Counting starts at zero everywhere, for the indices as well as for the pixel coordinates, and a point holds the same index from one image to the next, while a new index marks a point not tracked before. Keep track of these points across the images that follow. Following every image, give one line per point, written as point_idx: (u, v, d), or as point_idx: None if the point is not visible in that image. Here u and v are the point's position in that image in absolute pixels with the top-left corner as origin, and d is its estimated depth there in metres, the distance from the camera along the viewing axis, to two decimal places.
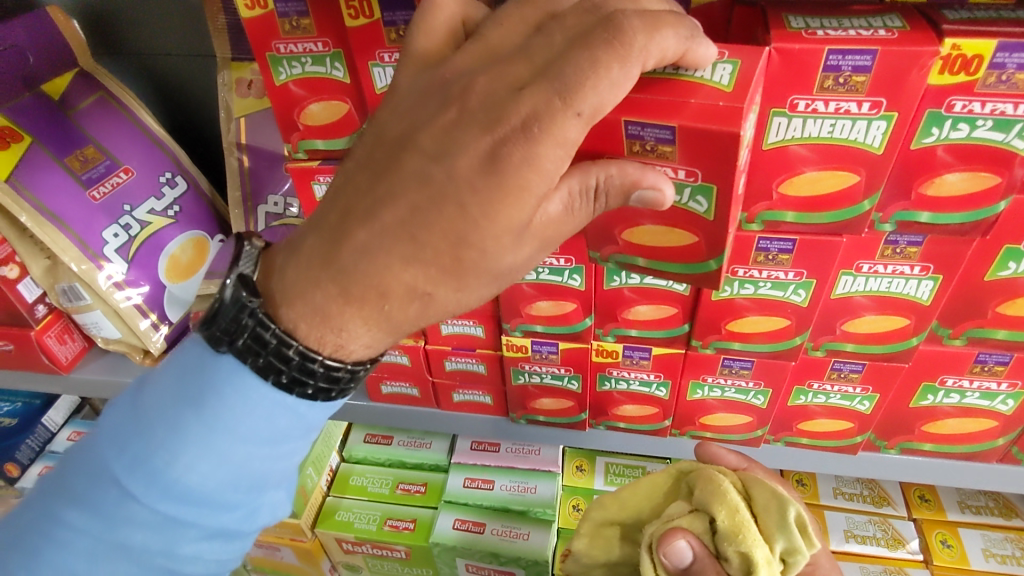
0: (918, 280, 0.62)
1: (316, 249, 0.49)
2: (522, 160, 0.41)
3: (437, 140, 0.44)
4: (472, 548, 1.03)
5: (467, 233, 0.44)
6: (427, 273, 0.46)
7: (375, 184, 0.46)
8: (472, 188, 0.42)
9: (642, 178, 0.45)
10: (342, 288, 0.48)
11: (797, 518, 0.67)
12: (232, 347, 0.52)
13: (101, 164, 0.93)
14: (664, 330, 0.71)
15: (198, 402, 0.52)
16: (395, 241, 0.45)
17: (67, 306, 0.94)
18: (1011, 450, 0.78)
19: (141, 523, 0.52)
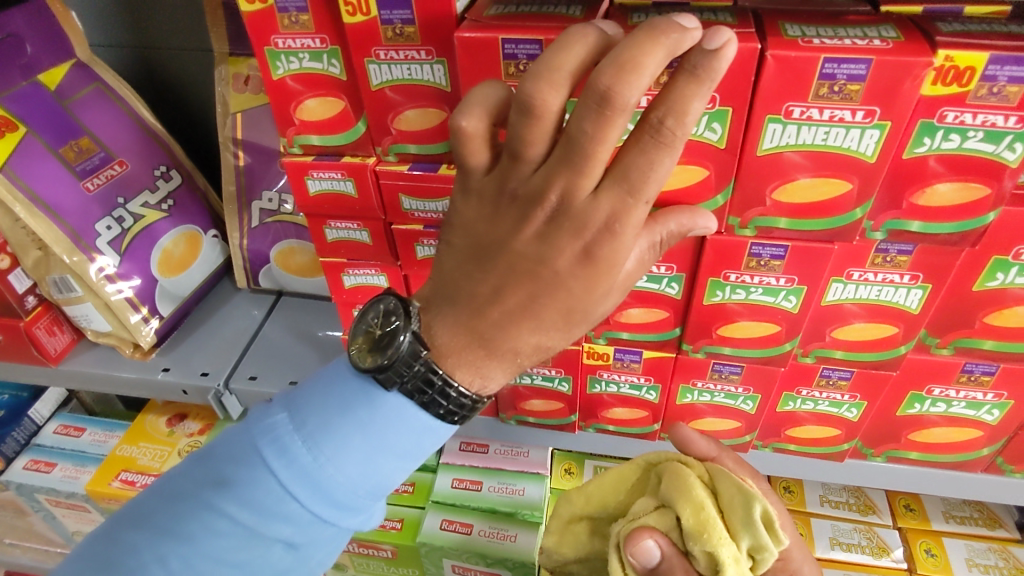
0: (908, 288, 0.63)
1: (448, 341, 0.52)
2: (614, 247, 0.47)
3: (531, 245, 0.48)
4: (459, 549, 1.03)
5: (578, 306, 0.49)
6: (552, 337, 0.51)
7: (480, 281, 0.50)
8: (579, 275, 0.48)
9: (694, 226, 0.53)
10: (488, 350, 0.51)
11: (763, 514, 0.67)
12: (402, 388, 0.53)
13: (95, 155, 0.93)
14: (655, 334, 0.72)
15: (360, 413, 0.53)
16: (519, 326, 0.50)
17: (57, 297, 0.93)
18: (996, 461, 0.79)
19: (290, 522, 0.53)
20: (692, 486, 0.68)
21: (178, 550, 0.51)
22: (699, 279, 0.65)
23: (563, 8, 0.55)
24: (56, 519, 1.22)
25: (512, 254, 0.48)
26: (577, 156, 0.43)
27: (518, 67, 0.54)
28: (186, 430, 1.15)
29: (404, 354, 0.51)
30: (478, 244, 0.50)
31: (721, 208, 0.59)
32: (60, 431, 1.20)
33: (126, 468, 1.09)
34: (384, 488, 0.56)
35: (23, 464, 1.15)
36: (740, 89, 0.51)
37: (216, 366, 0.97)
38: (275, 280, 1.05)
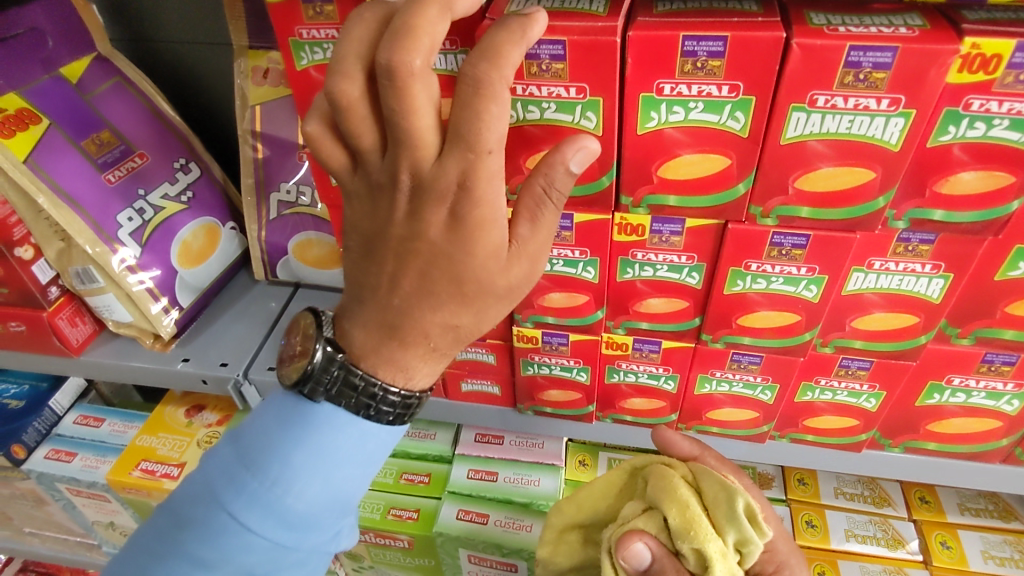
0: (929, 278, 0.63)
1: (361, 344, 0.55)
2: (475, 205, 0.47)
3: (403, 225, 0.50)
4: (475, 539, 1.03)
5: (463, 273, 0.50)
6: (452, 310, 0.52)
7: (373, 275, 0.53)
8: (455, 242, 0.49)
9: (567, 155, 0.49)
10: (400, 340, 0.53)
11: (746, 507, 0.68)
12: (327, 395, 0.56)
13: (116, 148, 0.94)
14: (675, 323, 0.72)
15: (298, 438, 0.56)
16: (426, 308, 0.52)
17: (79, 289, 0.94)
18: (1015, 451, 0.79)
19: (252, 552, 0.55)
20: (674, 486, 0.69)
21: None
22: (720, 268, 0.65)
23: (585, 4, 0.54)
24: (76, 508, 1.23)
25: (399, 242, 0.51)
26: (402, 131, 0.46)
27: (541, 67, 0.54)
28: (204, 421, 1.16)
29: (337, 365, 0.55)
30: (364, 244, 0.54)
31: (743, 198, 0.59)
32: (81, 422, 1.22)
33: (145, 457, 1.11)
34: (341, 500, 0.59)
35: (46, 454, 1.17)
36: (765, 78, 0.52)
37: (234, 357, 0.98)
38: (293, 272, 1.05)
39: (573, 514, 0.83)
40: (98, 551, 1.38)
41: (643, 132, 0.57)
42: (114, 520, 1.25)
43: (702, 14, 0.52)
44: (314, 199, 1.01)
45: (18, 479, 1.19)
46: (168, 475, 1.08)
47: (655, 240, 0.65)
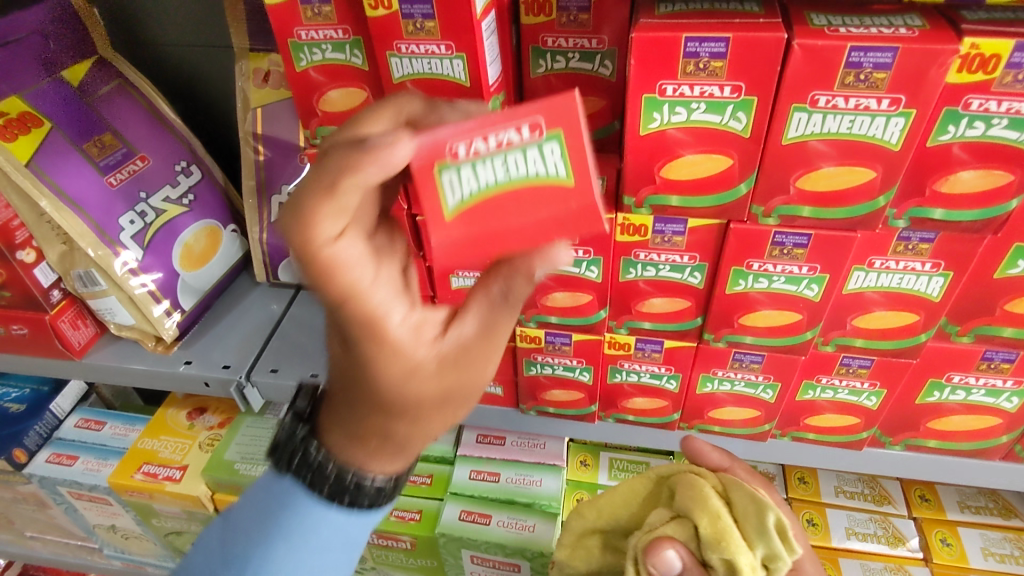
0: (929, 276, 0.64)
1: (336, 451, 0.54)
2: (356, 336, 0.46)
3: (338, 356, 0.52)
4: (477, 539, 1.03)
5: (372, 389, 0.48)
6: (379, 415, 0.51)
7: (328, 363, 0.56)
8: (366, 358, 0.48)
9: (524, 265, 0.48)
10: (349, 432, 0.53)
11: (777, 522, 0.68)
12: (292, 471, 0.55)
13: (118, 151, 0.94)
14: (677, 323, 0.73)
15: (279, 525, 0.54)
16: (375, 418, 0.51)
17: (82, 291, 0.94)
18: (1015, 448, 0.79)
19: None
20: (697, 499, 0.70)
21: None
22: (721, 268, 0.65)
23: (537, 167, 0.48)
24: (78, 511, 1.23)
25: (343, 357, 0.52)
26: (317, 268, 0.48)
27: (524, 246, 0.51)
28: (205, 423, 1.16)
29: (298, 439, 0.56)
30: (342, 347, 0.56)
31: (744, 198, 0.59)
32: (83, 425, 1.22)
33: (147, 460, 1.11)
34: None
35: (48, 458, 1.17)
36: (766, 78, 0.52)
37: (236, 360, 0.99)
38: (294, 273, 1.06)
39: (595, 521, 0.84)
40: (100, 554, 1.38)
41: (645, 132, 0.57)
42: (116, 524, 1.25)
43: (705, 16, 0.52)
44: None
45: (21, 483, 1.19)
46: (170, 478, 1.08)
47: (658, 239, 0.65)
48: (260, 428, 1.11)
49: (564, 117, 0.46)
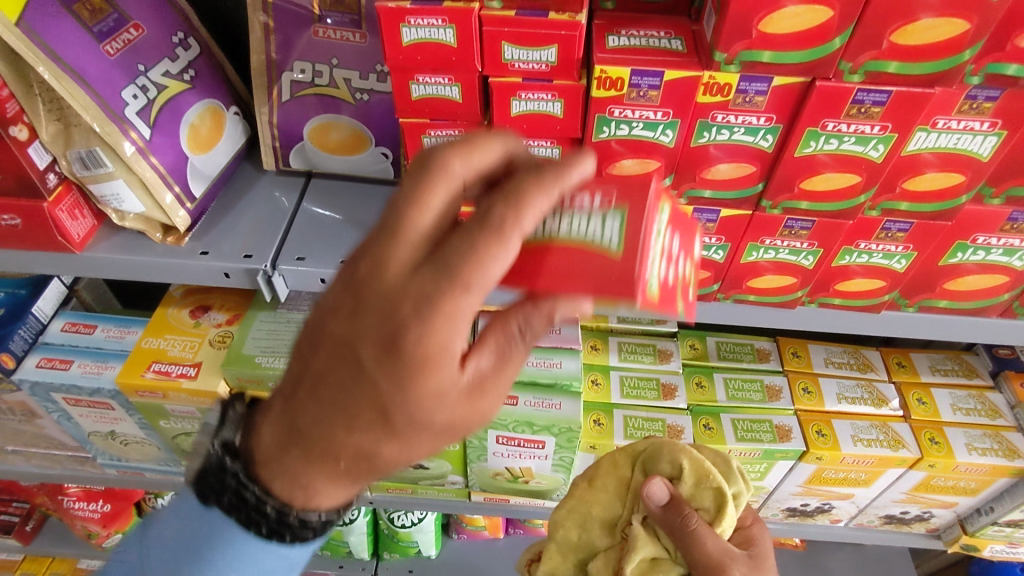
0: (984, 136, 0.67)
1: (271, 438, 0.61)
2: (432, 325, 0.48)
3: (345, 328, 0.53)
4: (507, 418, 1.07)
5: (391, 407, 0.53)
6: (370, 437, 0.56)
7: (382, 389, 0.52)
8: (382, 375, 0.51)
9: (556, 313, 0.54)
10: (388, 384, 0.51)
11: (697, 470, 0.87)
12: (219, 502, 0.65)
13: (109, 16, 0.84)
14: (736, 191, 0.75)
15: (205, 558, 0.65)
16: (331, 416, 0.56)
17: (81, 175, 0.86)
18: (1012, 305, 0.89)
19: None
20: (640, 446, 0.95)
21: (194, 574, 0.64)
22: (797, 128, 0.67)
23: (592, 230, 0.58)
24: (73, 420, 1.17)
25: (321, 334, 0.55)
26: (393, 221, 0.51)
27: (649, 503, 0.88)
28: (213, 321, 1.11)
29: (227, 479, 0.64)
30: (349, 268, 0.53)
31: (836, 53, 0.60)
32: (69, 329, 1.14)
33: (157, 359, 1.06)
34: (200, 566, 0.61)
35: (39, 363, 1.09)
36: None
37: (259, 249, 0.95)
38: (307, 159, 1.02)
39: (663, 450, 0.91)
40: (93, 463, 1.33)
41: None
42: (115, 430, 1.20)
43: None
44: (331, 80, 0.94)
45: (6, 391, 1.11)
46: (185, 375, 1.04)
47: (739, 100, 0.65)
48: (274, 323, 1.09)
49: (630, 194, 0.59)
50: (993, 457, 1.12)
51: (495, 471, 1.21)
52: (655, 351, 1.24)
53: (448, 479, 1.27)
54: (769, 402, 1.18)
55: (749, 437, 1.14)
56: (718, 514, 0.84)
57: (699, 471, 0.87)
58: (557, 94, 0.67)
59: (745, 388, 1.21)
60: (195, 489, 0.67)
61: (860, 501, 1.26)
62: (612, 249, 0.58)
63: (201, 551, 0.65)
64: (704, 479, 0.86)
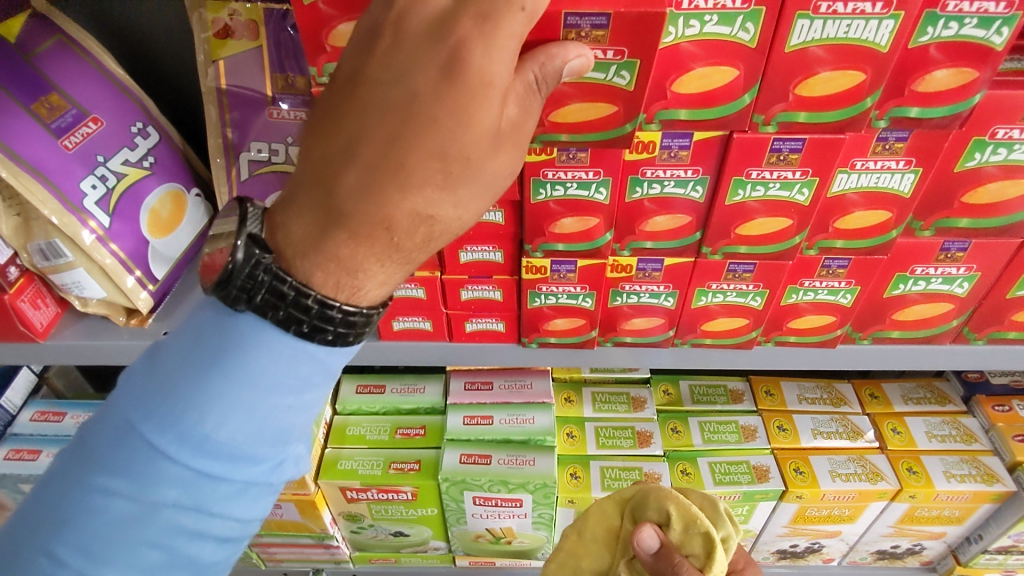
0: (902, 173, 0.70)
1: (314, 216, 0.51)
2: (474, 57, 0.46)
3: (387, 70, 0.48)
4: (481, 477, 1.06)
5: (447, 145, 0.47)
6: (426, 194, 0.49)
7: (407, 120, 0.47)
8: (438, 99, 0.47)
9: (567, 54, 0.51)
10: (407, 158, 0.47)
11: (684, 513, 0.86)
12: (251, 303, 0.54)
13: (68, 113, 0.87)
14: (676, 240, 0.77)
15: (224, 362, 0.54)
16: (380, 169, 0.48)
17: (42, 266, 0.88)
18: (963, 331, 0.91)
19: (171, 480, 0.54)
20: (631, 490, 0.95)
21: (130, 486, 0.53)
22: (723, 178, 0.70)
23: (606, 73, 0.58)
24: None
25: (353, 90, 0.50)
26: (394, 30, 0.49)
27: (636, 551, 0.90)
28: None
29: (253, 267, 0.52)
30: (372, 21, 0.51)
31: (747, 108, 0.63)
32: (39, 418, 1.14)
33: None
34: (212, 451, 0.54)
35: (6, 454, 1.08)
36: None
37: None
38: None
39: (651, 492, 0.91)
40: None
41: (661, 47, 0.59)
42: None
43: None
44: (287, 157, 0.97)
45: None
46: None
47: (664, 156, 0.69)
48: None
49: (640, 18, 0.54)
50: (971, 483, 1.12)
51: (476, 533, 1.20)
52: (628, 398, 1.24)
53: (431, 544, 1.25)
54: (745, 442, 1.18)
55: (727, 480, 1.14)
56: (708, 557, 0.83)
57: (687, 513, 0.86)
58: None
59: (721, 430, 1.20)
60: (209, 289, 0.55)
61: (849, 538, 1.25)
62: (624, 88, 0.59)
63: (216, 355, 0.54)
64: (692, 523, 0.85)
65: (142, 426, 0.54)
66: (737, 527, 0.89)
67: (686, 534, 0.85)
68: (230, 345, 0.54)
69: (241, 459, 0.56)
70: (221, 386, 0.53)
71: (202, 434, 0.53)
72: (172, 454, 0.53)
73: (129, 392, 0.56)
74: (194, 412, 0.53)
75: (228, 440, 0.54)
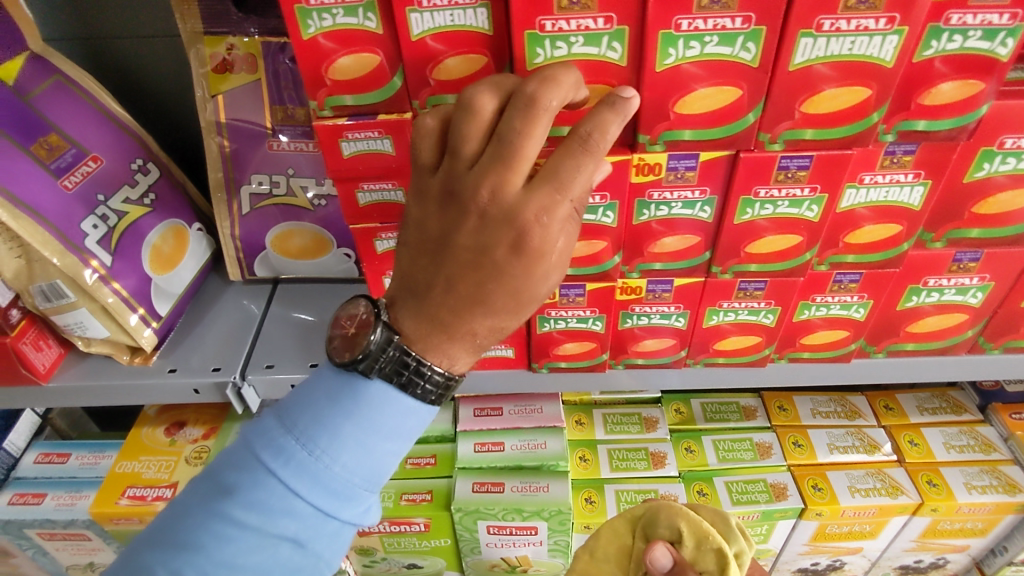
0: (911, 186, 0.70)
1: (413, 330, 0.55)
2: (543, 234, 0.49)
3: (472, 238, 0.50)
4: (494, 506, 1.04)
5: (521, 293, 0.51)
6: (502, 320, 0.53)
7: (486, 281, 0.51)
8: (514, 267, 0.50)
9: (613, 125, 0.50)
10: (488, 304, 0.52)
11: (697, 528, 0.84)
12: (381, 372, 0.57)
13: (67, 152, 0.86)
14: (686, 261, 0.77)
15: (353, 404, 0.57)
16: (468, 309, 0.52)
17: (43, 307, 0.87)
18: (978, 341, 0.89)
19: (293, 514, 0.55)
20: (643, 507, 0.94)
21: (253, 519, 0.54)
22: (731, 198, 0.69)
23: (599, 46, 0.59)
24: (49, 555, 1.13)
25: (442, 244, 0.52)
26: (472, 192, 0.50)
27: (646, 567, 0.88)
28: (189, 437, 1.10)
29: (386, 346, 0.55)
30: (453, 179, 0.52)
31: (753, 126, 0.63)
32: (43, 460, 1.12)
33: (132, 483, 1.04)
34: (334, 489, 0.56)
35: (11, 499, 1.06)
36: (777, 7, 0.55)
37: (228, 361, 0.95)
38: (272, 266, 1.03)
39: (662, 508, 0.90)
40: None
41: (660, 69, 0.59)
42: (94, 561, 1.15)
43: None
44: (289, 189, 0.97)
45: None
46: (162, 498, 1.02)
47: (671, 177, 0.68)
48: None
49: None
50: (994, 494, 1.09)
51: (491, 563, 1.17)
52: (640, 419, 1.22)
53: None
54: (761, 460, 1.16)
55: (744, 500, 1.12)
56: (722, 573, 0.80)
57: (699, 528, 0.84)
58: None
59: (735, 448, 1.18)
60: (337, 361, 0.58)
61: (871, 554, 1.22)
62: (617, 62, 0.60)
63: (348, 397, 0.57)
64: (706, 538, 0.83)
65: (269, 460, 0.55)
66: (750, 546, 0.86)
67: (698, 550, 0.83)
68: (353, 392, 0.57)
69: (354, 498, 0.58)
70: (345, 423, 0.57)
71: (326, 469, 0.56)
72: (300, 488, 0.55)
73: (256, 427, 0.57)
74: (319, 448, 0.56)
75: (347, 478, 0.57)
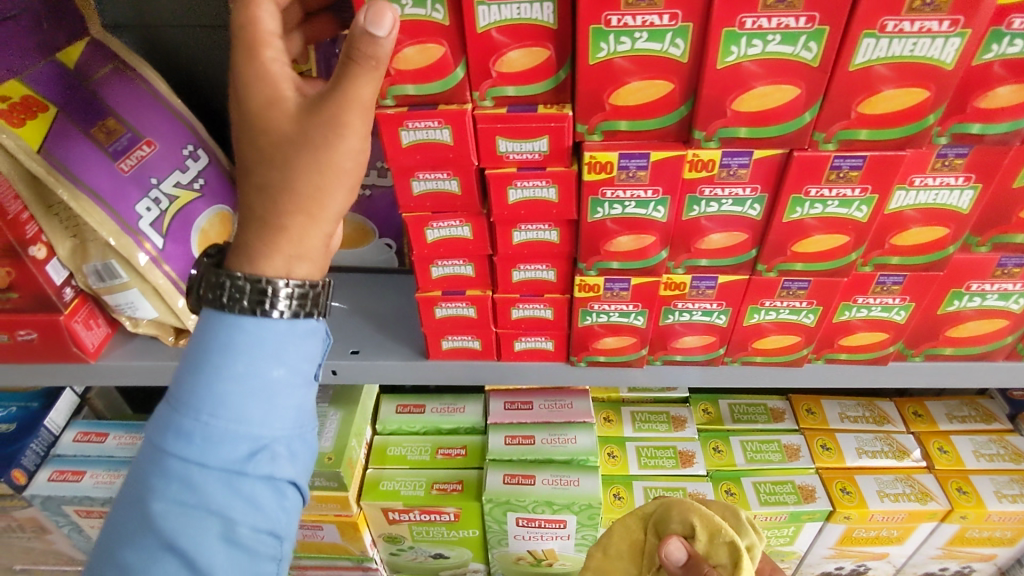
0: (961, 190, 0.70)
1: (245, 226, 0.62)
2: (285, 115, 0.58)
3: (256, 113, 0.58)
4: (525, 498, 1.05)
5: (290, 171, 0.58)
6: (297, 205, 0.59)
7: (267, 158, 0.58)
8: (273, 143, 0.58)
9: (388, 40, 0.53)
10: (272, 184, 0.59)
11: (709, 523, 0.85)
12: (238, 306, 0.60)
13: (123, 136, 0.88)
14: (732, 258, 0.77)
15: (223, 365, 0.59)
16: (262, 189, 0.60)
17: (97, 287, 0.90)
18: (1017, 348, 0.90)
19: (210, 486, 0.57)
20: (654, 505, 0.95)
21: (178, 501, 0.57)
22: (782, 196, 0.70)
23: (662, 42, 0.60)
24: (84, 533, 1.16)
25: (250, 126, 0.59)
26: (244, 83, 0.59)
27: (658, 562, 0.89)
28: None
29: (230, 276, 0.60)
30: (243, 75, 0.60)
31: (808, 125, 0.64)
32: (82, 439, 1.14)
33: None
34: (239, 448, 0.59)
35: (51, 476, 1.08)
36: (841, 7, 0.56)
37: None
38: None
39: (672, 505, 0.90)
40: None
41: (721, 66, 0.61)
42: None
43: None
44: None
45: (18, 507, 1.11)
46: None
47: (724, 174, 0.69)
48: None
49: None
50: None
51: (517, 556, 1.18)
52: (668, 418, 1.23)
53: (470, 567, 1.23)
54: (789, 462, 1.17)
55: (773, 500, 1.12)
56: (735, 566, 0.81)
57: (709, 522, 0.85)
58: (551, 180, 0.70)
59: (763, 449, 1.19)
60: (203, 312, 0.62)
61: (896, 560, 1.22)
62: (678, 59, 0.61)
63: (205, 362, 0.59)
64: (718, 533, 0.83)
65: (168, 443, 0.58)
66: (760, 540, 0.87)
67: (711, 544, 0.84)
68: (220, 353, 0.60)
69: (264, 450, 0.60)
70: (214, 384, 0.59)
71: (218, 430, 0.58)
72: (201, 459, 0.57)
73: (154, 421, 0.60)
74: (206, 414, 0.58)
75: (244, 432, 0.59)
